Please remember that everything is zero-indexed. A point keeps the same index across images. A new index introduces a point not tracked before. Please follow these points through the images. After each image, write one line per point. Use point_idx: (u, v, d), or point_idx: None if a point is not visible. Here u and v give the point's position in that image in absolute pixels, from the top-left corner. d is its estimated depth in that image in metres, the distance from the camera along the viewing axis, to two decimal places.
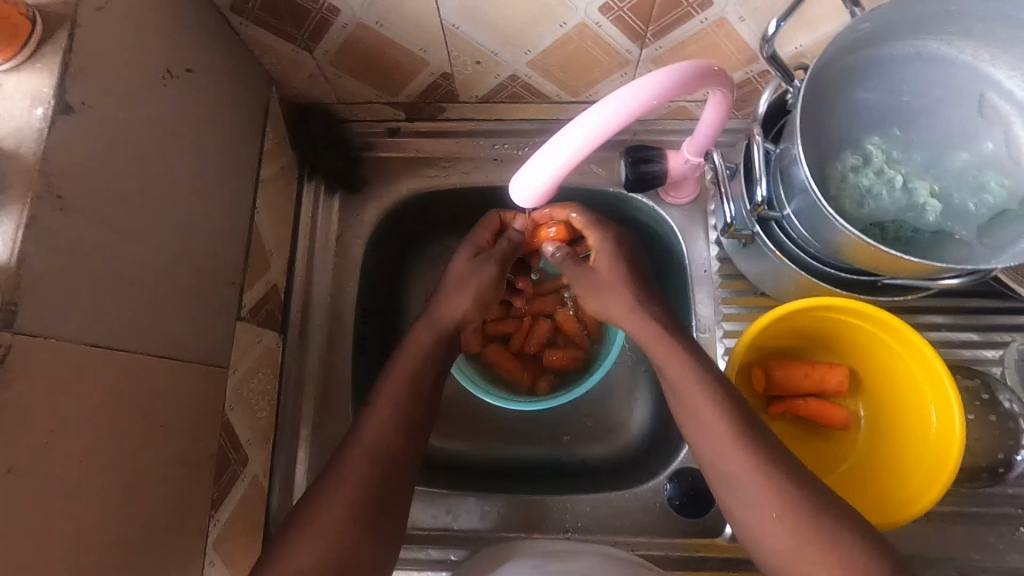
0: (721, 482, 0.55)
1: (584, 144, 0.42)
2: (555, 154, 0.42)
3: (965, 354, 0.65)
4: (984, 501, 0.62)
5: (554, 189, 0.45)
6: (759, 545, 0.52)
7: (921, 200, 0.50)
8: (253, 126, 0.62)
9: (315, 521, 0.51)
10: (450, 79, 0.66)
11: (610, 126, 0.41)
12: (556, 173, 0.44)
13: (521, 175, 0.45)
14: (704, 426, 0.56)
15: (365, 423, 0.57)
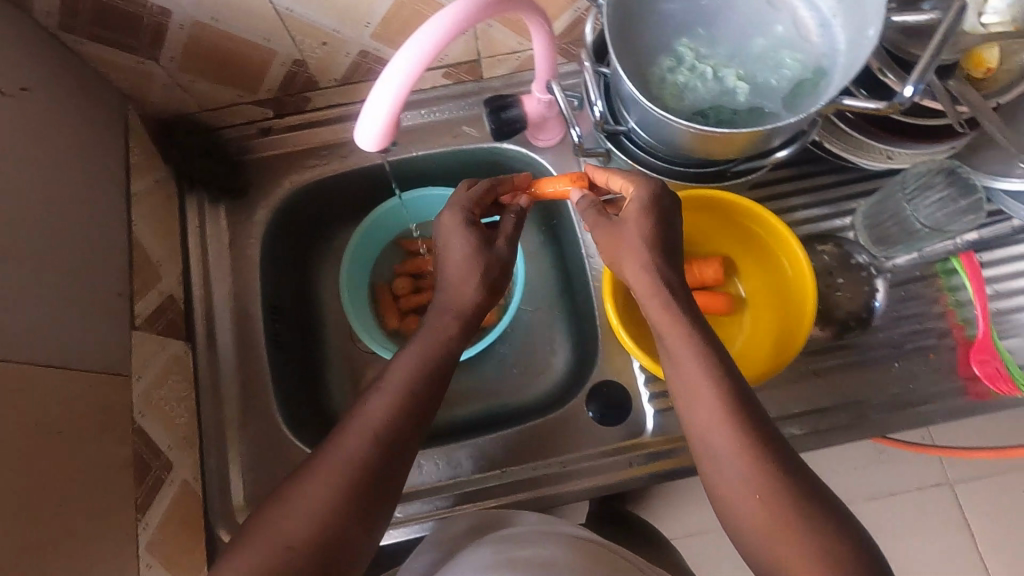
0: (704, 452, 0.51)
1: (408, 74, 0.46)
2: (391, 82, 0.46)
3: (822, 226, 0.73)
4: (861, 348, 0.68)
5: (398, 121, 0.49)
6: (741, 530, 0.49)
7: (731, 84, 0.56)
8: (112, 141, 0.63)
9: (287, 508, 0.49)
10: (303, 66, 0.68)
11: (425, 54, 0.45)
12: (396, 101, 0.47)
13: (365, 111, 0.48)
14: (696, 397, 0.51)
15: (370, 405, 0.54)
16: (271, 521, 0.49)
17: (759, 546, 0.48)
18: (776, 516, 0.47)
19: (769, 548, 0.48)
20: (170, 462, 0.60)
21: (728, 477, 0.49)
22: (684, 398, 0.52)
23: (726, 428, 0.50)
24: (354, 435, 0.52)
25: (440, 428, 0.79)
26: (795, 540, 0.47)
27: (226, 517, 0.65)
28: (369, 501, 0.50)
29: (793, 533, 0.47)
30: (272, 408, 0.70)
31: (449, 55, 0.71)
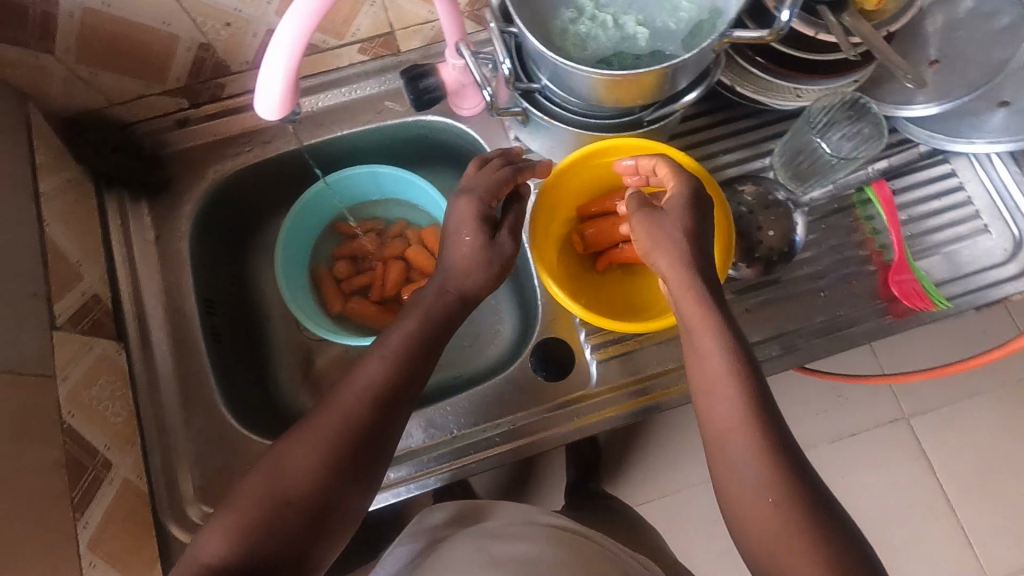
0: (703, 388, 0.51)
1: (294, 46, 0.46)
2: (280, 48, 0.46)
3: (744, 169, 0.75)
4: (789, 282, 0.71)
5: (295, 87, 0.49)
6: (731, 494, 0.48)
7: (630, 31, 0.57)
8: (11, 140, 0.60)
9: (280, 476, 0.47)
10: (210, 50, 0.67)
11: (308, 23, 0.46)
12: (287, 67, 0.47)
13: (260, 80, 0.48)
14: (704, 342, 0.51)
15: (367, 368, 0.52)
16: (267, 489, 0.46)
17: (744, 511, 0.47)
18: (774, 477, 0.46)
19: (757, 515, 0.46)
20: (109, 461, 0.58)
21: (728, 438, 0.49)
22: (695, 348, 0.52)
23: (713, 354, 0.50)
24: (340, 406, 0.50)
25: None
26: (778, 510, 0.45)
27: (176, 512, 0.64)
28: (357, 480, 0.49)
29: (779, 504, 0.45)
30: (215, 400, 0.69)
31: (361, 30, 0.71)
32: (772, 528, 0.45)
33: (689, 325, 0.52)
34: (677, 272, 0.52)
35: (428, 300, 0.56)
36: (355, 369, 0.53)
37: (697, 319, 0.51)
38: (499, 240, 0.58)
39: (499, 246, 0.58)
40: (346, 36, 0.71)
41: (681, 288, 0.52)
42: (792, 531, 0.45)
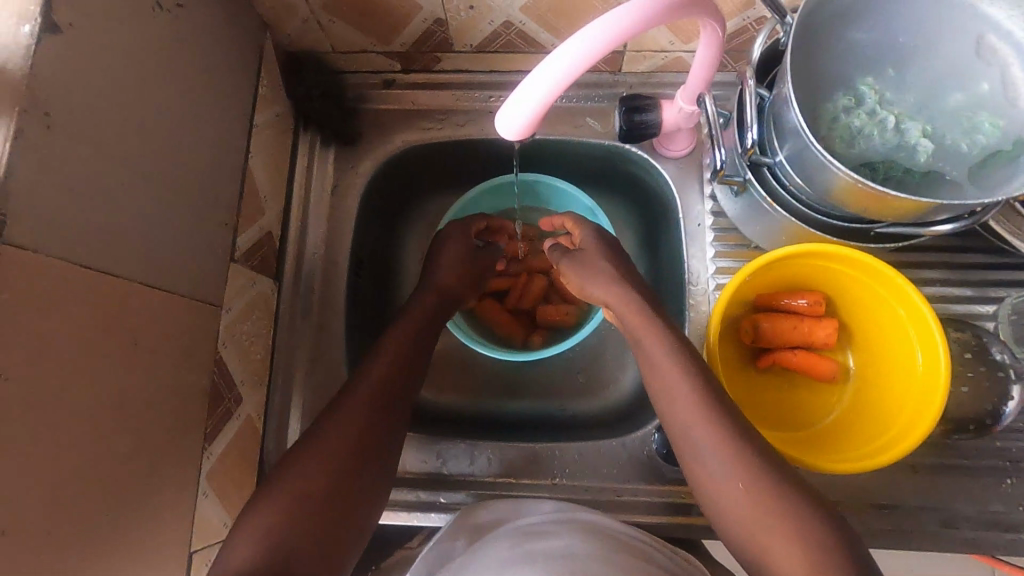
0: (689, 451, 0.53)
1: (561, 79, 0.42)
2: (555, 66, 0.42)
3: (959, 309, 0.65)
4: (967, 454, 0.62)
5: (546, 110, 0.45)
6: (719, 503, 0.51)
7: (913, 140, 0.49)
8: (246, 69, 0.62)
9: (301, 463, 0.48)
10: (444, 25, 0.65)
11: (584, 61, 0.41)
12: (553, 89, 0.43)
13: (517, 92, 0.44)
14: (676, 395, 0.55)
15: (373, 364, 0.57)
16: (284, 482, 0.47)
17: (735, 513, 0.49)
18: (742, 465, 0.50)
19: (735, 505, 0.49)
20: (241, 397, 0.61)
21: (695, 435, 0.53)
22: (662, 393, 0.57)
23: (731, 460, 0.50)
24: (358, 388, 0.55)
25: (489, 414, 0.77)
26: (749, 492, 0.49)
27: (279, 464, 0.67)
28: (375, 446, 0.52)
29: (750, 489, 0.49)
30: (340, 362, 0.70)
31: None
32: (767, 524, 0.47)
33: (635, 336, 0.60)
34: (630, 302, 0.62)
35: (397, 332, 0.61)
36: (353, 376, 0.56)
37: (653, 363, 0.58)
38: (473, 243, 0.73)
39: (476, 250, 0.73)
40: None
41: (626, 309, 0.62)
42: (778, 517, 0.47)
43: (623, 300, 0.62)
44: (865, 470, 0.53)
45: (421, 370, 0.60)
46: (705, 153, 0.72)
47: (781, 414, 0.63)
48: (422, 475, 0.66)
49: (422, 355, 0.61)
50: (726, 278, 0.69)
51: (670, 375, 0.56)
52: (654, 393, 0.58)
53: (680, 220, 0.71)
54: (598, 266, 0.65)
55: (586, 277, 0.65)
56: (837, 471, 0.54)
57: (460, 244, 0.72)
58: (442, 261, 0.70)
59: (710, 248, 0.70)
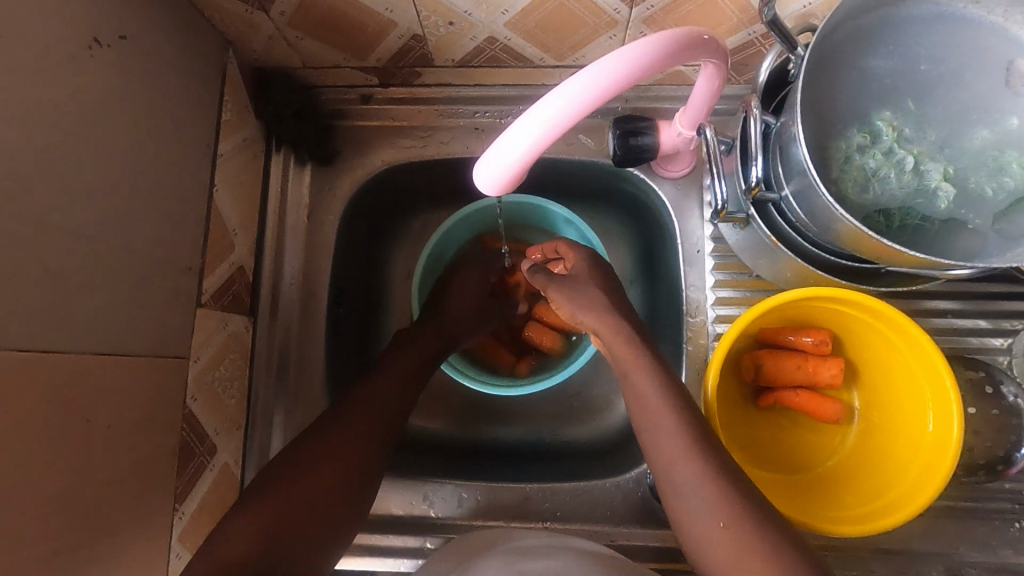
0: (671, 491, 0.51)
1: (550, 127, 0.40)
2: (530, 128, 0.40)
3: (971, 342, 0.62)
4: (972, 497, 0.60)
5: (521, 172, 0.43)
6: (699, 544, 0.48)
7: (932, 184, 0.46)
8: (207, 95, 0.57)
9: (289, 479, 0.49)
10: (422, 41, 0.60)
11: (576, 107, 0.39)
12: (527, 151, 0.41)
13: (489, 153, 0.42)
14: (660, 431, 0.52)
15: (376, 380, 0.58)
16: (267, 494, 0.48)
17: (717, 553, 0.47)
18: (726, 500, 0.48)
19: (715, 544, 0.47)
20: (215, 447, 0.58)
21: (676, 469, 0.50)
22: (647, 432, 0.54)
23: (707, 492, 0.48)
24: (359, 405, 0.55)
25: (477, 445, 0.72)
26: (731, 532, 0.46)
27: None
28: (364, 457, 0.53)
29: (733, 528, 0.46)
30: (322, 400, 0.67)
31: (586, 57, 0.61)
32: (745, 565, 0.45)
33: (624, 370, 0.55)
34: (619, 331, 0.56)
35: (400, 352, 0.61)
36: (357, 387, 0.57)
37: (640, 399, 0.54)
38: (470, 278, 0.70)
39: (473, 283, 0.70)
40: (567, 60, 0.62)
41: (614, 340, 0.56)
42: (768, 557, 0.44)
43: (606, 325, 0.57)
44: (866, 532, 0.52)
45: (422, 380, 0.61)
46: (705, 173, 0.67)
47: (782, 456, 0.62)
48: (410, 518, 0.65)
49: (426, 366, 0.61)
50: (726, 309, 0.66)
51: (650, 401, 0.53)
52: (640, 432, 0.55)
53: (678, 245, 0.67)
54: (585, 290, 0.59)
55: (573, 300, 0.59)
56: (837, 531, 0.52)
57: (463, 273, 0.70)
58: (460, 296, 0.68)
59: (710, 277, 0.66)
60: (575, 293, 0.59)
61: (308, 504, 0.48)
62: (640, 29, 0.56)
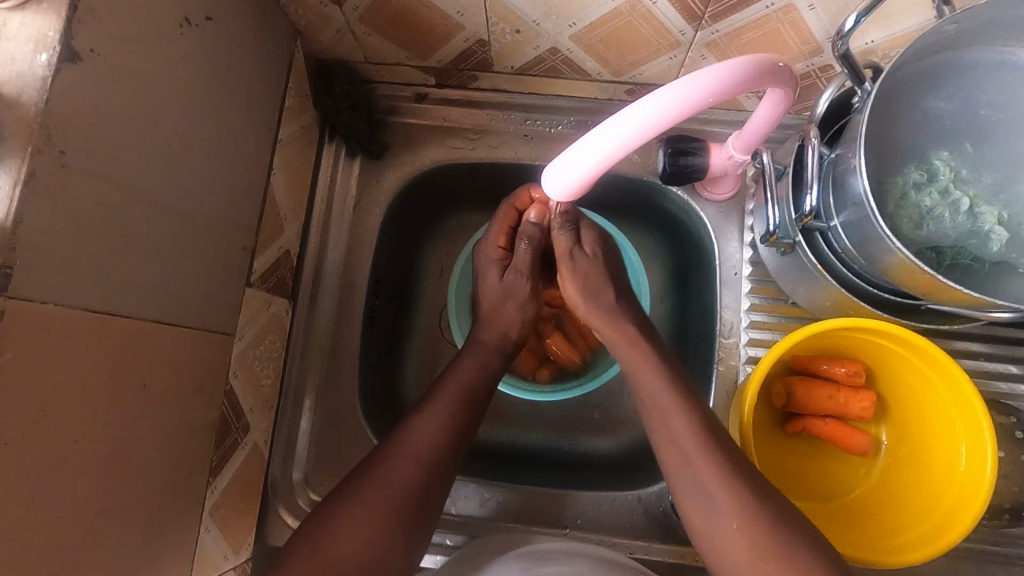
0: (683, 490, 0.52)
1: (637, 135, 0.41)
2: (613, 134, 0.41)
3: (1001, 388, 0.63)
4: (990, 538, 0.61)
5: (595, 177, 0.44)
6: (712, 543, 0.50)
7: (986, 227, 0.49)
8: (274, 81, 0.58)
9: (342, 531, 0.50)
10: (486, 47, 0.61)
11: (661, 119, 0.40)
12: (607, 158, 0.42)
13: (568, 154, 0.43)
14: (671, 432, 0.53)
15: (416, 428, 0.55)
16: (330, 544, 0.49)
17: (731, 552, 0.49)
18: (740, 504, 0.49)
19: (730, 545, 0.49)
20: (249, 425, 0.59)
21: (690, 470, 0.52)
22: (658, 432, 0.55)
23: (722, 493, 0.50)
24: (402, 457, 0.53)
25: (499, 446, 0.73)
26: (744, 534, 0.48)
27: (286, 495, 0.65)
28: (416, 508, 0.52)
29: (745, 530, 0.48)
30: (353, 388, 0.68)
31: (643, 74, 0.63)
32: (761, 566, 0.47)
33: (630, 369, 0.58)
34: (626, 333, 0.59)
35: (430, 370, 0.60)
36: (397, 432, 0.55)
37: (648, 395, 0.56)
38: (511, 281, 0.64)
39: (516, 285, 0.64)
40: (624, 75, 0.64)
41: (617, 339, 0.59)
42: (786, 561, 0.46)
43: (612, 325, 0.60)
44: (902, 564, 0.54)
45: (473, 423, 0.58)
46: (749, 198, 0.68)
47: (808, 483, 0.64)
48: None
49: (478, 400, 0.59)
50: (758, 333, 0.66)
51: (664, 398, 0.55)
52: (649, 430, 0.56)
53: (715, 266, 0.68)
54: (600, 292, 0.61)
55: (586, 295, 0.61)
56: (873, 561, 0.54)
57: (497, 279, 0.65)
58: (512, 314, 0.64)
59: (744, 300, 0.67)
60: (590, 289, 0.60)
61: (369, 562, 0.49)
62: (702, 52, 0.57)
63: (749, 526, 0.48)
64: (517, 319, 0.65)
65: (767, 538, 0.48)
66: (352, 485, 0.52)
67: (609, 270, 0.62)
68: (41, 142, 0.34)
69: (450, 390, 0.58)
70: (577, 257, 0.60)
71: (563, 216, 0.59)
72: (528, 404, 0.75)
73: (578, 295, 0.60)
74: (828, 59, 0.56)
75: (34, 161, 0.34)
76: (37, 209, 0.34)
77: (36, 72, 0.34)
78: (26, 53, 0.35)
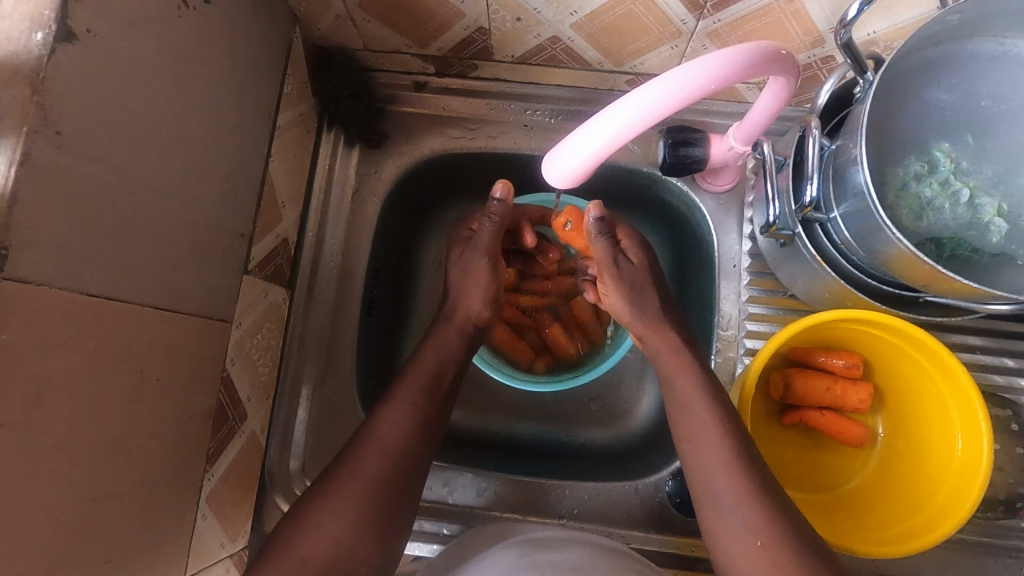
0: (706, 500, 0.52)
1: (647, 113, 0.40)
2: (646, 95, 0.40)
3: (998, 381, 0.64)
4: (984, 531, 0.61)
5: (617, 149, 0.42)
6: (730, 557, 0.50)
7: (985, 218, 0.49)
8: (273, 67, 0.57)
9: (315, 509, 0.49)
10: (486, 35, 0.61)
11: (693, 82, 0.40)
12: (638, 120, 0.40)
13: (594, 120, 0.41)
14: (702, 442, 0.54)
15: (382, 420, 0.55)
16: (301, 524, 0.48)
17: (750, 568, 0.49)
18: (762, 519, 0.49)
19: (750, 560, 0.49)
20: (246, 413, 0.59)
21: (714, 480, 0.52)
22: (689, 442, 0.55)
23: (749, 502, 0.50)
24: (369, 448, 0.53)
25: (496, 438, 0.73)
26: (767, 551, 0.48)
27: (283, 484, 0.65)
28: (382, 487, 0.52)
29: (769, 547, 0.48)
30: (350, 378, 0.68)
31: (644, 64, 0.62)
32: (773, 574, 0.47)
33: (667, 376, 0.59)
34: (669, 341, 0.60)
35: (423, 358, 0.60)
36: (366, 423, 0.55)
37: (684, 405, 0.56)
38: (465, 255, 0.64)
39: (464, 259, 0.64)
40: (625, 65, 0.63)
41: (660, 348, 0.60)
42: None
43: (657, 333, 0.60)
44: (899, 553, 0.54)
45: (442, 409, 0.58)
46: (748, 189, 0.68)
47: (805, 475, 0.64)
48: (428, 503, 0.65)
49: (442, 393, 0.59)
50: (755, 325, 0.66)
51: (693, 413, 0.55)
52: (678, 438, 0.56)
53: (714, 257, 0.68)
54: (645, 301, 0.61)
55: (629, 300, 0.61)
56: (871, 551, 0.55)
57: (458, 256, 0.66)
58: (471, 288, 0.64)
59: (742, 292, 0.67)
60: (634, 295, 0.61)
61: (343, 555, 0.49)
62: (703, 42, 0.57)
63: (772, 542, 0.48)
64: (476, 292, 0.64)
65: (781, 547, 0.48)
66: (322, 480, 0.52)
67: (655, 275, 0.62)
68: (37, 123, 0.34)
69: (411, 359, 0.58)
70: (619, 262, 0.60)
71: (600, 226, 0.59)
72: (525, 395, 0.75)
73: (625, 305, 0.61)
74: (831, 49, 0.55)
75: (29, 142, 0.33)
76: (32, 190, 0.34)
77: (32, 52, 0.34)
78: (21, 32, 0.34)
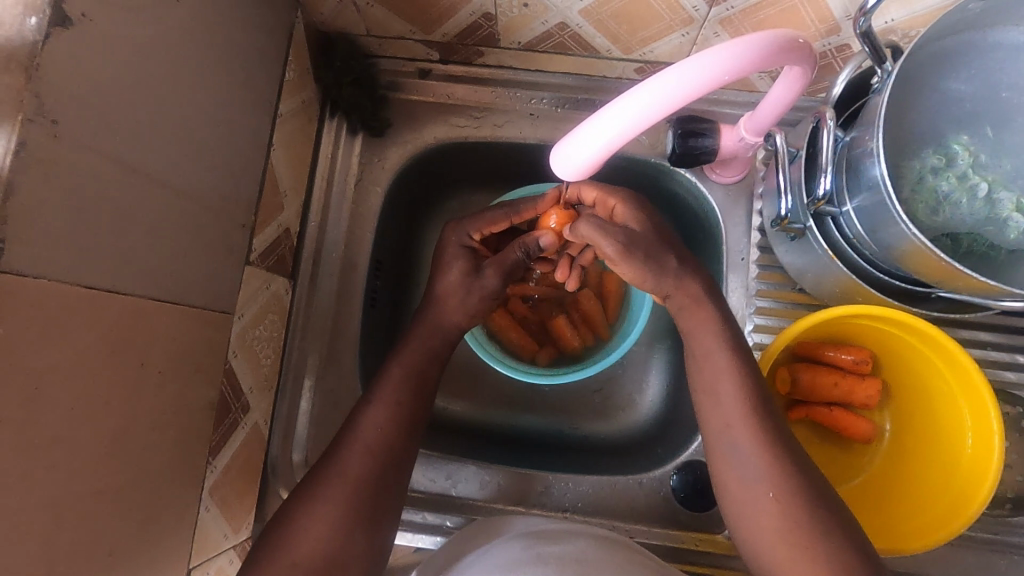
0: (720, 454, 0.52)
1: (661, 103, 0.39)
2: (661, 86, 0.39)
3: (1008, 377, 0.63)
4: (990, 528, 0.61)
5: (628, 139, 0.41)
6: (740, 510, 0.50)
7: (1003, 214, 0.48)
8: (274, 53, 0.56)
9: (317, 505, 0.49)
10: (493, 21, 0.59)
11: (708, 74, 0.39)
12: (651, 111, 0.39)
13: (606, 111, 0.40)
14: (720, 396, 0.53)
15: (379, 418, 0.54)
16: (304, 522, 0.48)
17: (757, 522, 0.49)
18: (774, 473, 0.49)
19: (761, 511, 0.49)
20: (248, 405, 0.58)
21: (730, 434, 0.52)
22: (705, 394, 0.54)
23: (767, 460, 0.50)
24: (362, 449, 0.53)
25: (500, 430, 0.73)
26: (779, 502, 0.48)
27: (286, 476, 0.64)
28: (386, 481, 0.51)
29: (781, 499, 0.48)
30: (352, 370, 0.67)
31: (653, 52, 0.61)
32: (788, 539, 0.47)
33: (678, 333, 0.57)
34: (688, 291, 0.56)
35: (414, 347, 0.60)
36: (372, 417, 0.55)
37: (702, 352, 0.55)
38: (483, 275, 0.62)
39: (484, 282, 0.63)
40: (633, 53, 0.62)
41: (684, 303, 0.56)
42: (795, 546, 0.47)
43: (683, 289, 0.56)
44: (908, 551, 0.54)
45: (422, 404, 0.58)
46: (758, 181, 0.67)
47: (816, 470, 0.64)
48: (429, 495, 0.65)
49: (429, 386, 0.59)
50: (764, 320, 0.65)
51: (709, 363, 0.54)
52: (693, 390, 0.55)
53: (721, 250, 0.67)
54: (661, 260, 0.56)
55: (648, 267, 0.55)
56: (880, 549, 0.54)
57: (465, 276, 0.62)
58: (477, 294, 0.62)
59: (750, 285, 0.66)
60: (652, 260, 0.55)
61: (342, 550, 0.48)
62: (715, 29, 0.55)
63: (783, 497, 0.48)
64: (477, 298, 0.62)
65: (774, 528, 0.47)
66: (327, 477, 0.52)
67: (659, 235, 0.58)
68: (32, 111, 0.33)
69: (420, 354, 0.60)
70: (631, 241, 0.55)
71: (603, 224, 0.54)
72: (528, 387, 0.75)
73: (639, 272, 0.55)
74: (846, 38, 0.54)
75: (24, 130, 0.32)
76: (26, 182, 0.33)
77: (25, 37, 0.33)
78: (13, 16, 0.33)
